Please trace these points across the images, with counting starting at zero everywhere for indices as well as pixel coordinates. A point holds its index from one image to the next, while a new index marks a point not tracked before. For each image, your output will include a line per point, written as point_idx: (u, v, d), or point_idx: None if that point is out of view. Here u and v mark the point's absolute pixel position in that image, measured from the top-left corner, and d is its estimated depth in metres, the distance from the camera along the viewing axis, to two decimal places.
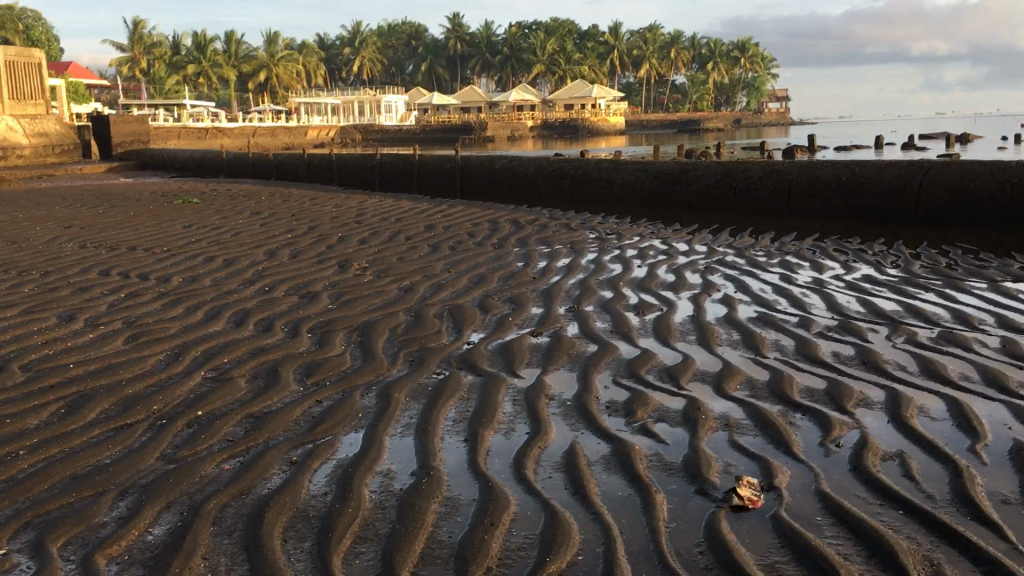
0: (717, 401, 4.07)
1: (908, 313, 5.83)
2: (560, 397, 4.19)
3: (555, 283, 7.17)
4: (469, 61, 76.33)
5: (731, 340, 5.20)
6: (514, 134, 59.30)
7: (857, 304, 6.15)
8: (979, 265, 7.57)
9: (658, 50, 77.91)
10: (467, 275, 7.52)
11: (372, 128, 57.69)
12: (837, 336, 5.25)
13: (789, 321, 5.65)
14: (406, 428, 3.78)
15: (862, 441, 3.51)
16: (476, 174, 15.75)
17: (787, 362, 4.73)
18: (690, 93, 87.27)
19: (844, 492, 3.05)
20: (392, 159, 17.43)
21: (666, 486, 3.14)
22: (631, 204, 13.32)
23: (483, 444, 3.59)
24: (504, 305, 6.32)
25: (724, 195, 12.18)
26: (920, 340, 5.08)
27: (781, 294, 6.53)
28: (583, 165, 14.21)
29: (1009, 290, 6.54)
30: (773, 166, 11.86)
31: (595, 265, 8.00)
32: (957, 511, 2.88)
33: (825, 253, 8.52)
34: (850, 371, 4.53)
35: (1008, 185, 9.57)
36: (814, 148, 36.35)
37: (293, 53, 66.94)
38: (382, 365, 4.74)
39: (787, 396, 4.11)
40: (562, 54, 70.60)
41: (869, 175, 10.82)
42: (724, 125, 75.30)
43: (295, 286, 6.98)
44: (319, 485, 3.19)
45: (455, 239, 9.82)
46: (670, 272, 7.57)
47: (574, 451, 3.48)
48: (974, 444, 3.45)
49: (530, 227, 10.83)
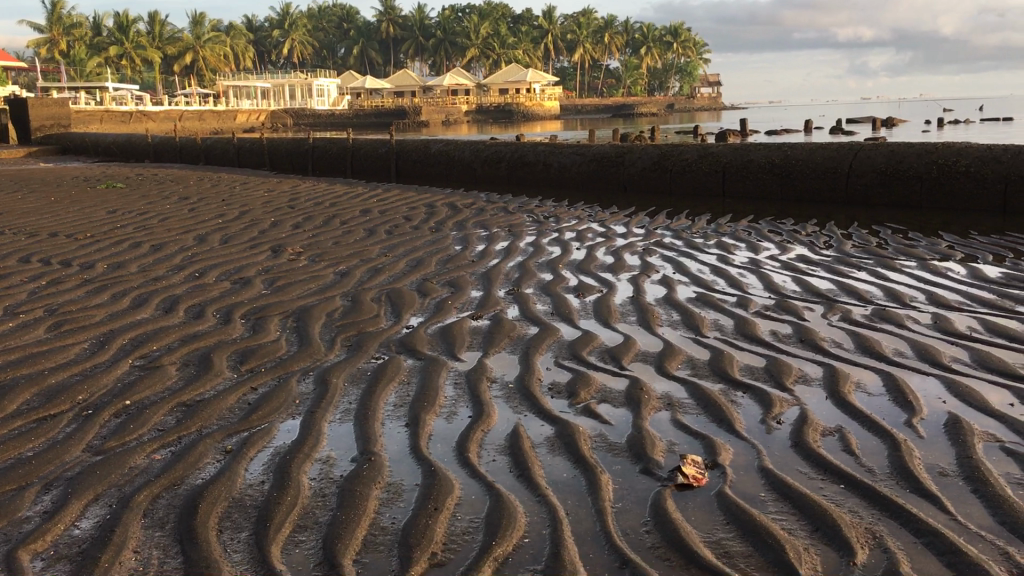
0: (660, 381, 4.06)
1: (841, 291, 5.91)
2: (502, 380, 4.15)
3: (493, 266, 7.13)
4: (402, 44, 75.56)
5: (671, 321, 5.21)
6: (449, 119, 58.91)
7: (793, 283, 6.22)
8: (908, 245, 7.73)
9: (592, 34, 78.14)
10: (404, 259, 7.42)
11: (303, 112, 56.73)
12: (775, 314, 5.30)
13: (728, 301, 5.69)
14: (345, 413, 3.70)
15: (802, 418, 3.53)
16: (411, 158, 15.60)
17: (726, 341, 4.76)
18: (624, 77, 87.77)
19: (786, 468, 3.06)
20: (325, 143, 17.18)
21: (611, 466, 3.12)
22: (567, 187, 13.33)
23: (425, 429, 3.53)
24: (443, 289, 6.24)
25: (659, 178, 12.24)
26: (855, 318, 5.16)
27: (719, 275, 6.58)
28: (519, 148, 14.17)
29: (937, 268, 6.68)
30: (707, 149, 11.95)
31: (534, 248, 7.97)
32: (897, 484, 2.91)
33: (760, 233, 8.61)
34: (788, 348, 4.57)
35: (935, 166, 9.79)
36: (746, 130, 36.96)
37: (220, 34, 65.41)
38: (319, 350, 4.64)
39: (729, 374, 4.12)
40: (496, 38, 70.30)
41: (800, 157, 10.98)
42: (657, 110, 75.88)
43: (227, 272, 6.80)
44: (256, 474, 3.09)
45: (391, 223, 9.69)
46: (609, 254, 7.58)
47: (518, 433, 3.44)
48: (911, 418, 3.49)
49: (467, 211, 10.75)
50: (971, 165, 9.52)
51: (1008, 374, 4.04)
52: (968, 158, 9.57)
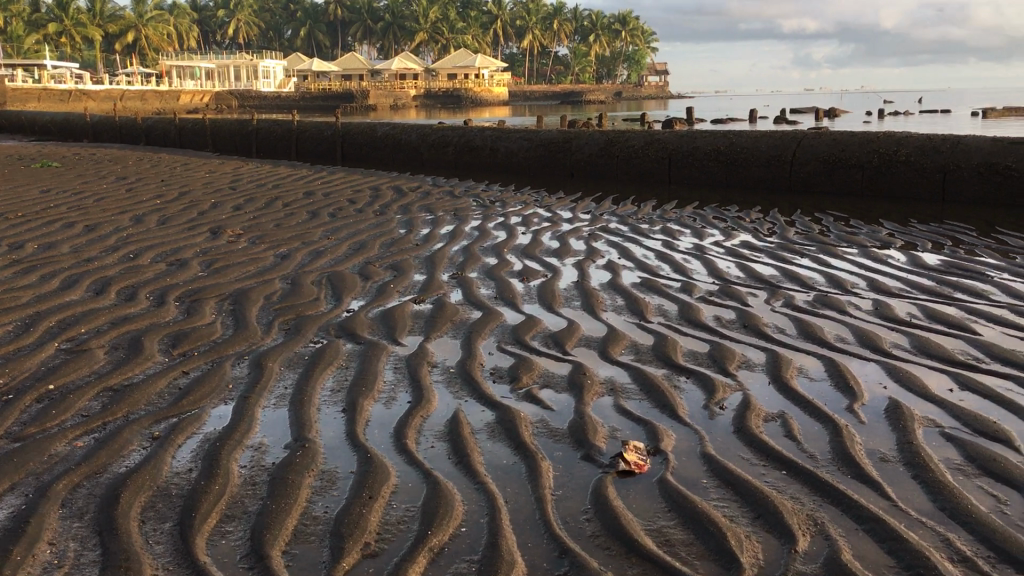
0: (604, 367, 4.01)
1: (785, 278, 5.92)
2: (443, 365, 4.06)
3: (438, 249, 7.02)
4: (350, 27, 74.64)
5: (615, 306, 5.17)
6: (397, 103, 58.36)
7: (737, 269, 6.22)
8: (850, 232, 7.79)
9: (541, 21, 77.88)
10: (347, 242, 7.28)
11: (248, 94, 55.72)
12: (718, 300, 5.29)
13: (672, 286, 5.67)
14: (280, 399, 3.59)
15: (745, 403, 3.50)
16: (357, 141, 15.38)
17: (670, 326, 4.72)
18: (572, 65, 87.85)
19: (729, 454, 3.03)
20: (270, 125, 16.87)
21: (552, 453, 3.06)
22: (514, 172, 13.24)
23: (362, 414, 3.43)
24: (386, 272, 6.12)
25: (606, 164, 12.21)
26: (797, 304, 5.17)
27: (664, 260, 6.55)
28: (466, 132, 14.05)
29: (878, 255, 6.74)
30: (654, 136, 11.96)
31: (479, 232, 7.89)
32: (837, 470, 2.89)
33: (705, 220, 8.63)
34: (732, 334, 4.55)
35: (877, 155, 9.91)
36: (692, 118, 37.19)
37: (162, 12, 63.89)
38: (256, 334, 4.51)
39: (672, 360, 4.09)
40: (445, 22, 69.76)
41: (746, 145, 11.03)
42: (605, 97, 76.00)
43: (162, 253, 6.60)
44: (183, 461, 2.97)
45: (335, 206, 9.52)
46: (554, 239, 7.52)
47: (458, 419, 3.36)
48: (851, 404, 3.49)
49: (413, 194, 10.61)
50: (911, 155, 9.66)
51: (946, 360, 4.06)
52: (909, 147, 9.71)
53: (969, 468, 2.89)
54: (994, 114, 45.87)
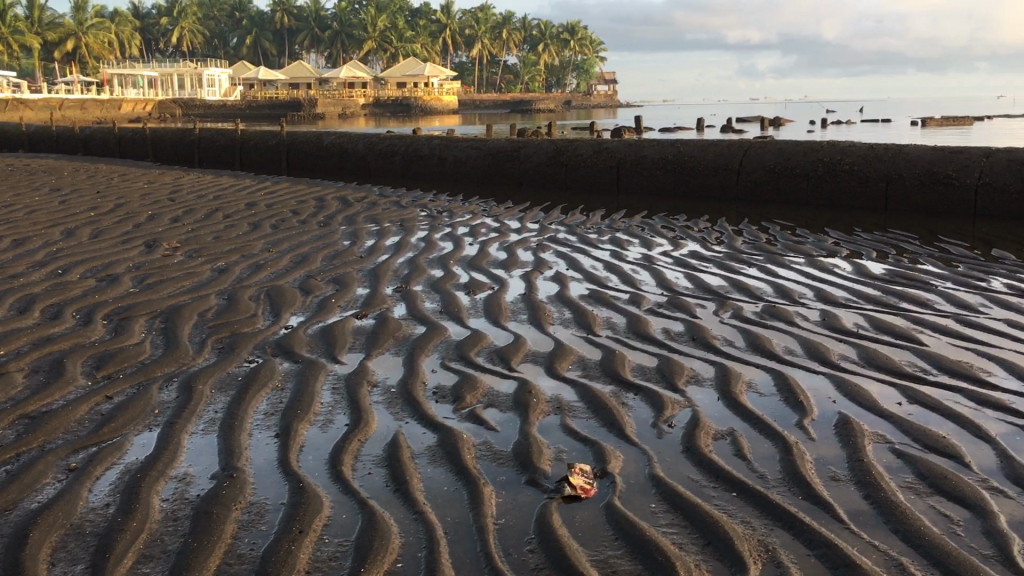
0: (549, 383, 3.89)
1: (733, 288, 5.87)
2: (384, 384, 3.91)
3: (382, 262, 6.87)
4: (297, 35, 73.98)
5: (562, 319, 5.06)
6: (345, 112, 57.86)
7: (685, 280, 6.15)
8: (796, 241, 7.79)
9: (490, 30, 77.86)
10: (288, 255, 7.09)
11: (193, 103, 54.82)
12: (666, 312, 5.21)
13: (620, 298, 5.58)
14: (209, 424, 3.41)
15: (694, 421, 3.41)
16: (302, 150, 15.14)
17: (618, 340, 4.62)
18: (521, 74, 88.05)
19: (678, 475, 2.92)
20: (213, 134, 16.55)
21: (494, 478, 2.93)
22: (462, 181, 13.12)
23: (296, 439, 3.27)
24: (327, 286, 5.95)
25: (554, 173, 12.13)
26: (746, 315, 5.11)
27: (612, 271, 6.47)
28: (413, 142, 13.90)
29: (825, 264, 6.73)
30: (602, 145, 11.92)
31: (425, 243, 7.74)
32: (788, 490, 2.80)
33: (653, 229, 8.58)
34: (680, 347, 4.47)
35: (822, 164, 9.98)
36: (641, 126, 37.38)
37: (104, 19, 62.66)
38: (187, 354, 4.32)
39: (620, 375, 3.98)
40: (394, 31, 69.47)
41: (693, 153, 11.04)
42: (554, 106, 76.22)
43: (93, 269, 6.35)
44: (101, 496, 2.79)
45: (277, 218, 9.30)
46: (501, 250, 7.40)
47: (397, 443, 3.21)
48: (802, 419, 3.41)
49: (358, 204, 10.43)
50: (856, 163, 9.75)
51: (894, 372, 4.02)
52: (853, 156, 9.80)
53: (921, 486, 2.82)
54: (934, 123, 46.87)
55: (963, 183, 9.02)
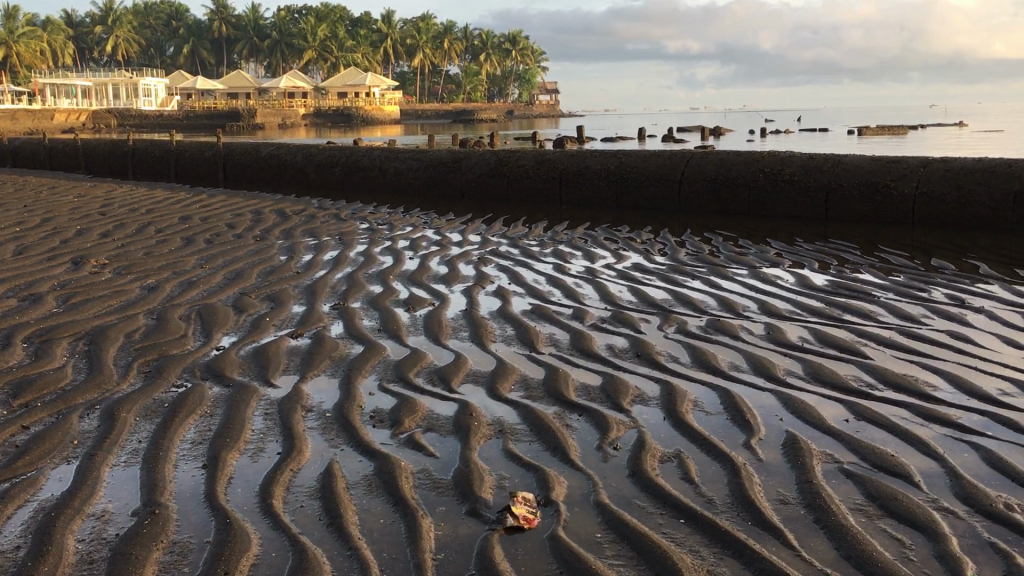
0: (491, 405, 3.77)
1: (677, 301, 5.82)
2: (319, 408, 3.76)
3: (320, 277, 6.69)
4: (235, 44, 73.07)
5: (505, 336, 4.95)
6: (285, 121, 57.10)
7: (629, 293, 6.09)
8: (739, 252, 7.80)
9: (431, 40, 77.59)
10: (222, 271, 6.88)
11: (128, 113, 53.64)
12: (610, 327, 5.14)
13: (563, 313, 5.49)
14: (131, 455, 3.23)
15: (639, 443, 3.32)
16: (239, 161, 14.85)
17: (562, 357, 4.53)
18: (464, 84, 87.97)
19: (624, 502, 2.82)
20: (147, 145, 16.16)
21: (434, 509, 2.80)
22: (403, 193, 12.96)
23: (224, 470, 3.10)
24: (262, 304, 5.76)
25: (497, 184, 12.04)
26: (690, 329, 5.05)
27: (555, 285, 6.38)
28: (353, 152, 13.71)
29: (767, 276, 6.73)
30: (544, 155, 11.86)
31: (365, 257, 7.58)
32: (737, 516, 2.72)
33: (596, 241, 8.53)
34: (625, 364, 4.39)
35: (762, 174, 10.05)
36: (584, 135, 37.51)
37: (34, 27, 61.09)
38: (111, 379, 4.12)
39: (564, 395, 3.88)
40: (335, 40, 68.98)
41: (635, 164, 11.03)
42: (496, 116, 76.21)
43: (14, 288, 6.07)
44: (10, 538, 2.61)
45: (212, 232, 9.06)
46: (442, 264, 7.27)
47: (331, 472, 3.07)
48: (749, 439, 3.34)
49: (296, 217, 10.22)
50: (796, 174, 9.84)
51: (839, 388, 3.98)
52: (793, 166, 9.90)
53: (871, 508, 2.76)
54: (870, 132, 47.87)
55: (901, 193, 9.17)
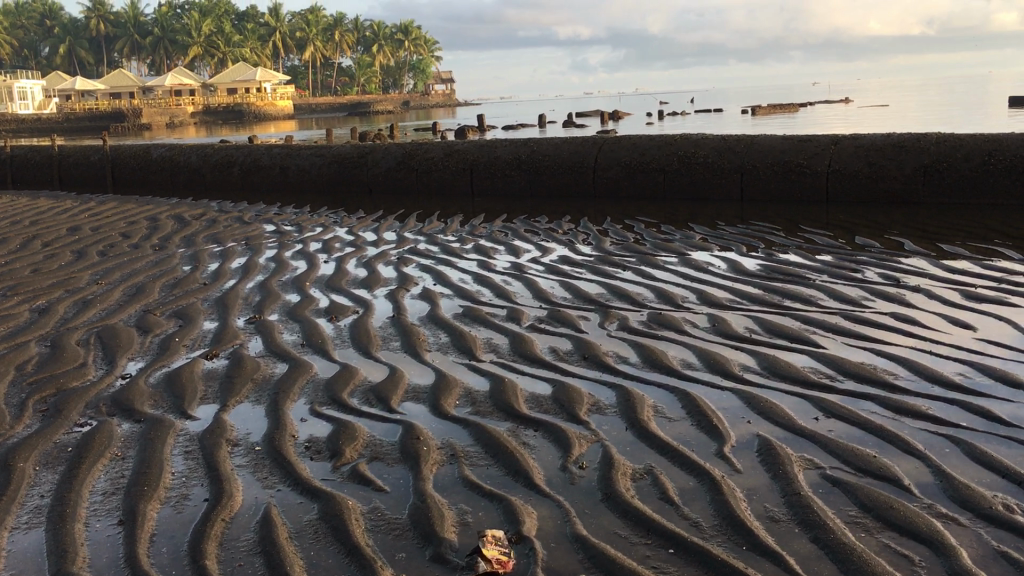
0: (438, 426, 3.45)
1: (612, 295, 5.59)
2: (246, 441, 3.38)
3: (229, 288, 6.23)
4: (115, 43, 70.02)
5: (439, 344, 4.63)
6: (173, 121, 54.94)
7: (561, 289, 5.84)
8: (664, 239, 7.63)
9: (322, 32, 75.77)
10: (120, 287, 6.35)
11: (3, 118, 50.74)
12: (549, 327, 4.87)
13: (498, 314, 5.19)
14: (33, 514, 2.81)
15: (606, 459, 3.05)
16: (129, 166, 14.05)
17: (505, 364, 4.24)
18: (358, 76, 86.44)
19: (604, 533, 2.56)
20: (26, 151, 15.17)
21: (394, 557, 2.48)
22: (307, 190, 12.43)
23: (145, 525, 2.72)
24: (168, 322, 5.29)
25: (405, 178, 11.64)
26: (633, 325, 4.83)
27: (483, 284, 6.08)
28: (252, 151, 13.10)
29: (697, 262, 6.56)
30: (454, 146, 11.52)
31: (276, 263, 7.14)
32: (730, 540, 2.48)
33: (517, 234, 8.25)
34: (572, 369, 4.12)
35: (676, 157, 9.93)
36: (485, 123, 37.13)
37: None
38: (2, 423, 3.64)
39: (515, 409, 3.59)
40: (222, 35, 66.64)
41: (547, 152, 10.79)
42: (393, 109, 75.03)
43: None
44: None
45: (105, 243, 8.44)
46: (360, 267, 6.88)
47: (271, 520, 2.71)
48: (722, 448, 3.11)
49: (197, 223, 9.64)
50: (709, 156, 9.75)
51: (800, 382, 3.80)
52: (706, 148, 9.80)
53: (868, 521, 2.56)
54: (763, 112, 48.80)
55: (815, 171, 9.16)
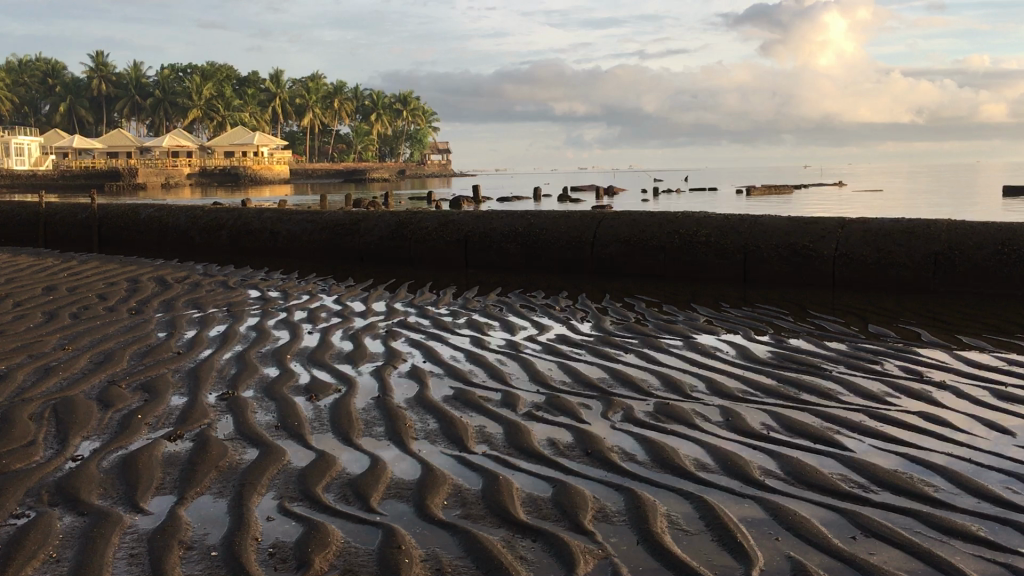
0: (423, 531, 3.03)
1: (615, 380, 5.21)
2: (203, 544, 2.95)
3: (204, 359, 5.83)
4: (116, 103, 70.29)
5: (427, 431, 4.21)
6: (169, 182, 54.76)
7: (560, 371, 5.45)
8: (665, 320, 7.28)
9: (322, 100, 76.36)
10: (88, 353, 5.93)
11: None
12: (548, 415, 4.47)
13: (492, 398, 4.79)
14: None
15: None
16: (117, 226, 13.71)
17: (500, 458, 3.82)
18: (355, 145, 86.96)
19: None
20: (12, 207, 14.82)
21: None
22: (296, 257, 12.08)
23: None
24: (134, 395, 4.87)
25: (397, 248, 11.31)
26: (639, 416, 4.43)
27: (476, 363, 5.69)
28: (241, 215, 12.79)
29: (703, 347, 6.20)
30: (448, 217, 11.22)
31: (257, 332, 6.75)
32: None
33: (511, 309, 7.89)
34: (574, 465, 3.72)
35: (677, 236, 9.63)
36: (479, 194, 37.12)
37: None
38: None
39: (510, 513, 3.18)
40: (222, 99, 66.96)
41: (544, 226, 10.50)
42: (388, 177, 75.20)
43: None
44: None
45: (80, 304, 8.03)
46: (346, 339, 6.50)
47: None
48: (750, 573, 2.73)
49: (179, 286, 9.25)
50: (711, 235, 9.45)
51: (830, 492, 3.40)
52: (709, 227, 9.52)
53: None
54: (756, 193, 48.88)
55: (821, 254, 8.87)
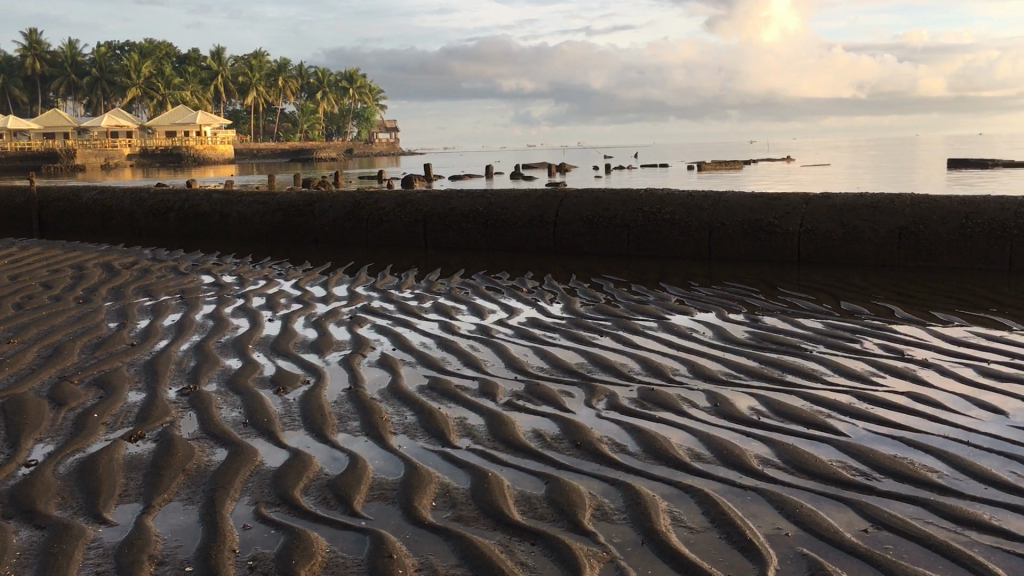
0: (414, 537, 2.84)
1: (593, 365, 5.04)
2: (175, 558, 2.72)
3: (159, 350, 5.54)
4: (51, 82, 68.18)
5: (405, 425, 4.00)
6: (109, 164, 53.30)
7: (535, 356, 5.27)
8: (636, 300, 7.14)
9: (266, 78, 74.86)
10: (35, 347, 5.60)
11: None
12: (529, 404, 4.29)
13: (470, 387, 4.60)
14: None
15: None
16: (59, 210, 13.19)
17: (486, 452, 3.64)
18: (301, 124, 85.57)
19: None
20: None
21: None
22: (248, 240, 11.72)
23: None
24: (88, 391, 4.59)
25: (354, 229, 11.01)
26: (624, 403, 4.27)
27: (448, 349, 5.48)
28: (190, 197, 12.37)
29: (678, 327, 6.07)
30: (406, 197, 10.94)
31: (215, 320, 6.46)
32: None
33: (477, 291, 7.69)
34: (564, 459, 3.54)
35: (641, 214, 9.49)
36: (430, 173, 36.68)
37: None
38: None
39: (504, 514, 3.00)
40: (161, 78, 65.27)
41: (505, 205, 10.28)
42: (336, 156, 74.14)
43: None
44: None
45: (24, 294, 7.65)
46: (309, 326, 6.25)
47: None
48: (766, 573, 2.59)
49: (127, 273, 8.87)
50: (676, 213, 9.32)
51: (832, 480, 3.28)
52: (674, 204, 9.39)
53: None
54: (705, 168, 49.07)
55: (786, 229, 8.79)
